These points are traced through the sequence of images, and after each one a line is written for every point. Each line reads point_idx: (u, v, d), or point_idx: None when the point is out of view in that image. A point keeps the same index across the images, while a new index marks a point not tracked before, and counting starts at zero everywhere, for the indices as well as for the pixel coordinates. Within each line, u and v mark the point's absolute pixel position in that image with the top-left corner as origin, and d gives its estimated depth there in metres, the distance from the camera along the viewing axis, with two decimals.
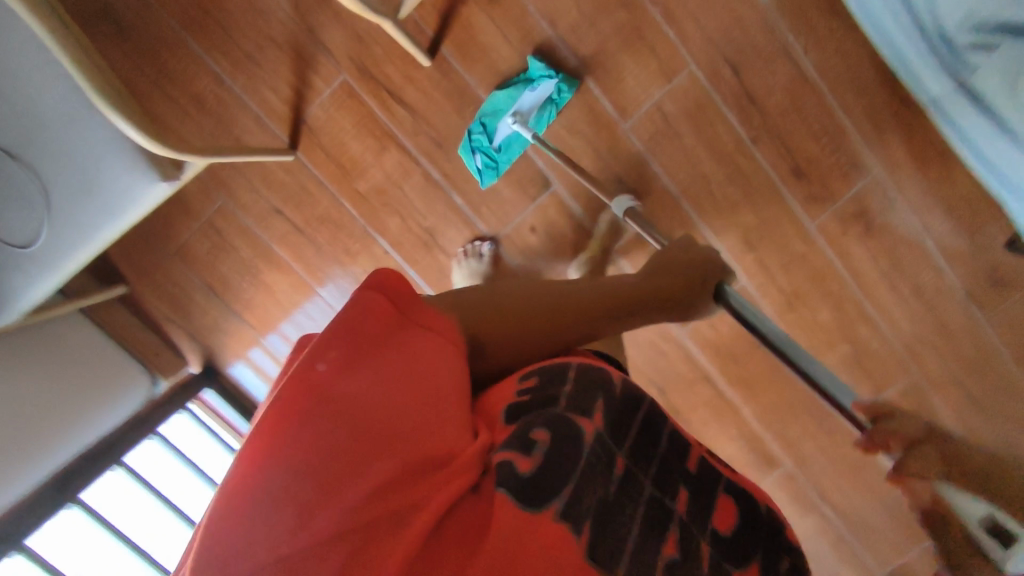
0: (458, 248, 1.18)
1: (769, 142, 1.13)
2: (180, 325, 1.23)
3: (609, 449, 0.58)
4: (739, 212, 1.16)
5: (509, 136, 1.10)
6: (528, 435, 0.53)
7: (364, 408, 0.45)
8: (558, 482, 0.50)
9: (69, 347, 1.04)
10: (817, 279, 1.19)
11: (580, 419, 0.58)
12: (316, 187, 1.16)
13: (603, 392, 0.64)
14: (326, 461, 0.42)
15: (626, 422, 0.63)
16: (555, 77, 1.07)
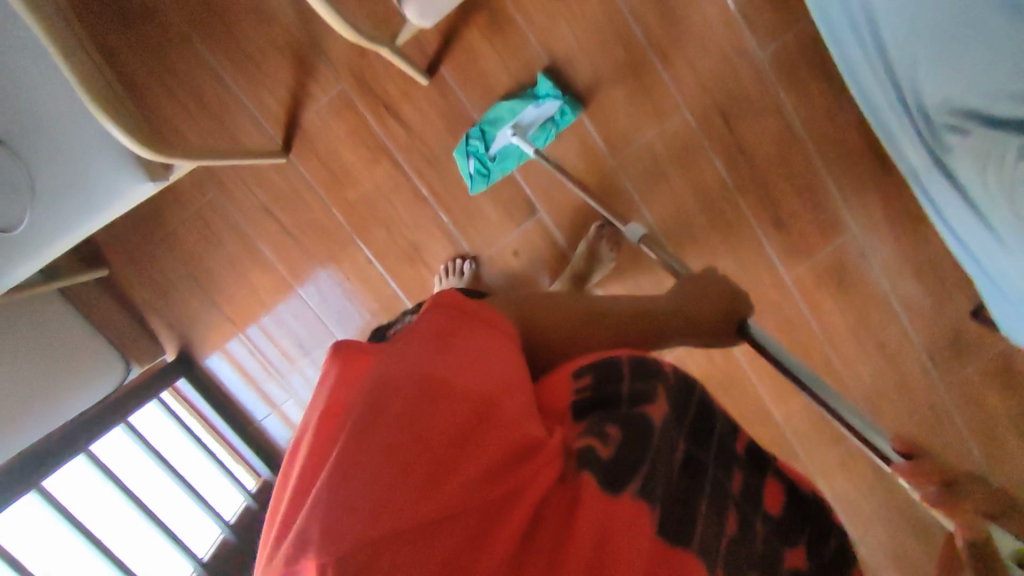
0: (441, 265, 1.19)
1: (753, 192, 1.15)
2: (159, 312, 1.24)
3: (672, 437, 0.56)
4: (718, 256, 1.18)
5: (507, 147, 1.11)
6: (600, 427, 0.51)
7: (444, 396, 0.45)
8: (634, 463, 0.49)
9: (43, 328, 1.03)
10: (788, 329, 1.21)
11: (647, 410, 0.56)
12: (306, 191, 1.18)
13: (662, 383, 0.61)
14: (408, 443, 0.42)
15: (684, 410, 0.62)
16: (560, 98, 1.08)
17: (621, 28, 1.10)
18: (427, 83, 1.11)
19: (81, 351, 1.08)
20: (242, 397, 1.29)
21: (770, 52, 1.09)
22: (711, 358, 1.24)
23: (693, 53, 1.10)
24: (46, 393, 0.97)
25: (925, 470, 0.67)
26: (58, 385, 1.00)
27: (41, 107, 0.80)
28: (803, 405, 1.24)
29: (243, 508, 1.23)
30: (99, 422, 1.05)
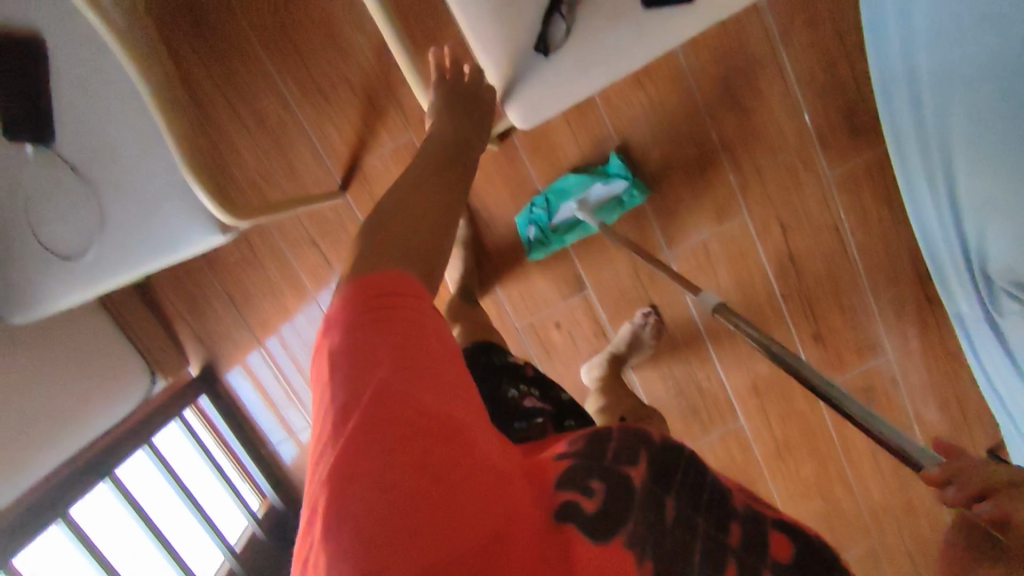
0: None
1: (797, 302, 1.18)
2: (191, 325, 1.23)
3: (660, 498, 0.52)
4: (755, 361, 1.20)
5: (569, 219, 1.11)
6: (583, 479, 0.50)
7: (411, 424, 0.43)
8: (622, 514, 0.48)
9: (84, 335, 1.03)
10: (807, 435, 1.24)
11: (629, 473, 0.52)
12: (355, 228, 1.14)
13: (645, 446, 0.56)
14: (396, 486, 0.42)
15: (671, 467, 0.55)
16: (628, 179, 1.08)
17: (696, 123, 1.10)
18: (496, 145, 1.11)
19: (109, 369, 1.05)
20: (259, 418, 1.30)
21: (837, 171, 1.10)
22: (730, 453, 1.28)
23: (763, 159, 1.11)
24: (70, 418, 0.95)
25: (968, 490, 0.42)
26: (84, 408, 0.97)
27: (123, 145, 0.78)
28: (811, 510, 1.29)
29: (249, 532, 1.26)
30: (121, 445, 1.05)
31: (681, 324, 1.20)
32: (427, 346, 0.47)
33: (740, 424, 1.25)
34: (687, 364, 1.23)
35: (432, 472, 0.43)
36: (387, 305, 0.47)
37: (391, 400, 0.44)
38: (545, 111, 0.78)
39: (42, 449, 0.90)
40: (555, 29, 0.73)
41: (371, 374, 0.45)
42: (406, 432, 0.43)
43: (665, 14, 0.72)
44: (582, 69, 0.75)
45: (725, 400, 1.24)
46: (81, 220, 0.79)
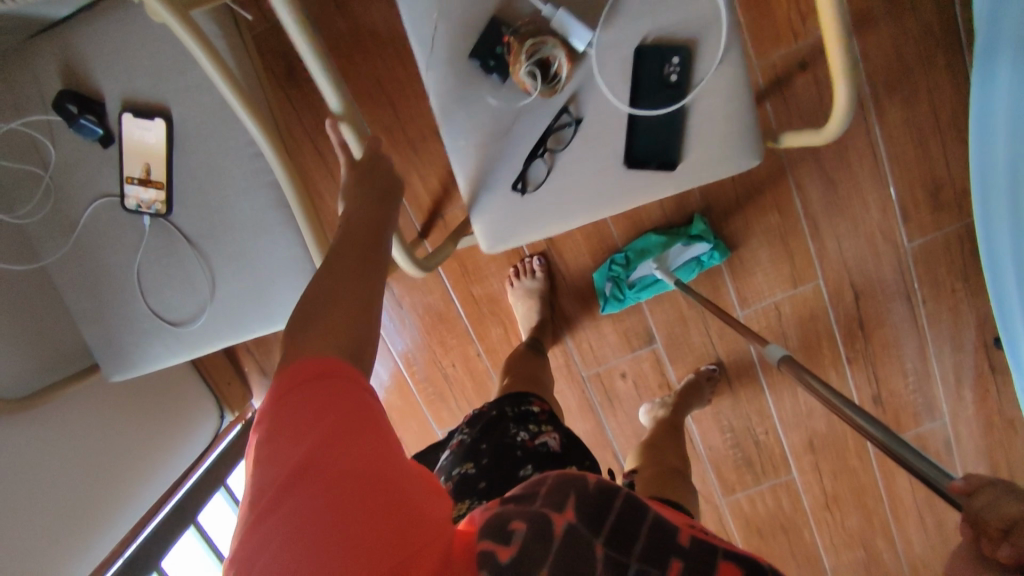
0: (510, 267, 1.15)
1: (863, 366, 1.19)
2: (258, 360, 1.21)
3: (586, 545, 0.51)
4: (815, 420, 1.20)
5: (647, 276, 1.12)
6: (505, 525, 0.51)
7: (342, 479, 0.43)
8: (539, 559, 0.49)
9: (167, 377, 1.06)
10: (857, 491, 1.25)
11: (552, 516, 0.52)
12: (431, 275, 1.16)
13: (578, 488, 0.56)
14: (320, 547, 0.41)
15: (605, 509, 0.55)
16: (711, 242, 1.09)
17: (780, 190, 1.11)
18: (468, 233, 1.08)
19: (181, 414, 1.06)
20: None
21: (918, 245, 1.11)
22: (779, 504, 1.28)
23: (844, 227, 1.12)
24: (130, 481, 0.93)
25: (985, 518, 0.42)
26: (147, 467, 0.96)
27: (239, 220, 0.78)
28: (852, 560, 1.30)
29: None
30: (200, 487, 1.07)
31: (747, 383, 1.20)
32: (347, 414, 0.46)
33: (793, 477, 1.25)
34: (749, 421, 1.23)
35: (364, 525, 0.42)
36: (317, 373, 0.47)
37: (322, 459, 0.44)
38: (513, 236, 0.83)
39: (110, 522, 0.89)
40: (535, 168, 0.79)
41: (301, 434, 0.45)
42: (336, 488, 0.43)
43: (642, 174, 0.78)
44: (559, 206, 0.80)
45: (780, 455, 1.24)
46: (194, 289, 0.81)
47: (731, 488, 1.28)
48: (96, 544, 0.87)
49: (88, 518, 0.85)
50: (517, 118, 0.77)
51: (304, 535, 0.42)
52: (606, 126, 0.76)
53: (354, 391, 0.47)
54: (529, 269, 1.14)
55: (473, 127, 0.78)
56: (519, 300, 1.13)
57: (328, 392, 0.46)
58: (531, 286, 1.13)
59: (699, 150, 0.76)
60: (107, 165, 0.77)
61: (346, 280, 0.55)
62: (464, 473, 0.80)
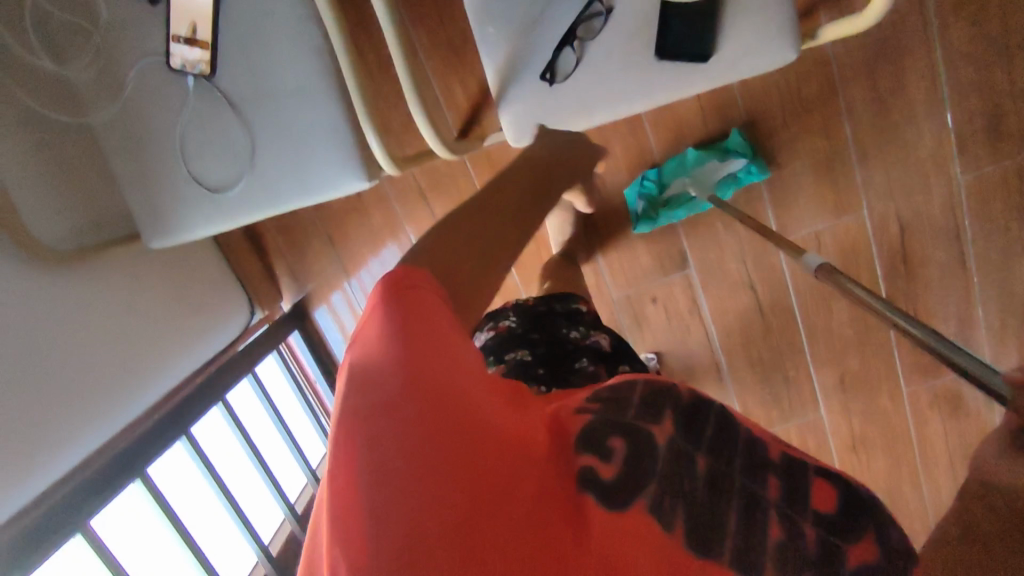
0: None
1: (903, 304, 1.15)
2: (290, 259, 1.26)
3: (689, 456, 0.48)
4: (848, 355, 1.18)
5: (680, 194, 1.09)
6: (603, 438, 0.48)
7: (414, 375, 0.46)
8: (643, 475, 0.46)
9: (201, 268, 1.08)
10: (887, 434, 1.22)
11: (652, 430, 0.49)
12: (466, 185, 1.16)
13: (673, 400, 0.53)
14: (412, 460, 0.43)
15: (698, 423, 0.51)
16: (748, 156, 1.05)
17: (829, 112, 1.07)
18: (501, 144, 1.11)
19: (209, 309, 1.06)
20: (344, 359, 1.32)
21: (971, 179, 1.06)
22: (804, 442, 1.27)
23: (893, 157, 1.07)
24: (160, 355, 0.92)
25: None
26: (174, 346, 0.95)
27: (283, 84, 0.79)
28: None
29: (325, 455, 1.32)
30: (233, 366, 1.07)
31: (779, 314, 1.17)
32: (433, 335, 0.49)
33: (822, 416, 1.23)
34: (779, 356, 1.21)
35: (434, 416, 0.45)
36: (399, 284, 0.52)
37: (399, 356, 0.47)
38: (537, 134, 0.78)
39: (142, 387, 0.88)
40: (564, 58, 0.74)
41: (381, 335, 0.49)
42: (408, 382, 0.46)
43: (674, 69, 0.73)
44: (585, 101, 0.75)
45: (809, 391, 1.22)
46: (235, 154, 0.82)
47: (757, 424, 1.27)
48: (129, 406, 0.86)
49: (117, 375, 0.84)
50: (548, 6, 0.73)
51: (376, 419, 0.45)
52: (637, 15, 0.72)
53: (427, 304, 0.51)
54: None
55: (505, 15, 0.74)
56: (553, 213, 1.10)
57: (412, 316, 0.49)
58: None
59: (733, 39, 0.71)
60: (156, 23, 0.79)
61: (470, 236, 0.61)
62: (517, 358, 0.80)
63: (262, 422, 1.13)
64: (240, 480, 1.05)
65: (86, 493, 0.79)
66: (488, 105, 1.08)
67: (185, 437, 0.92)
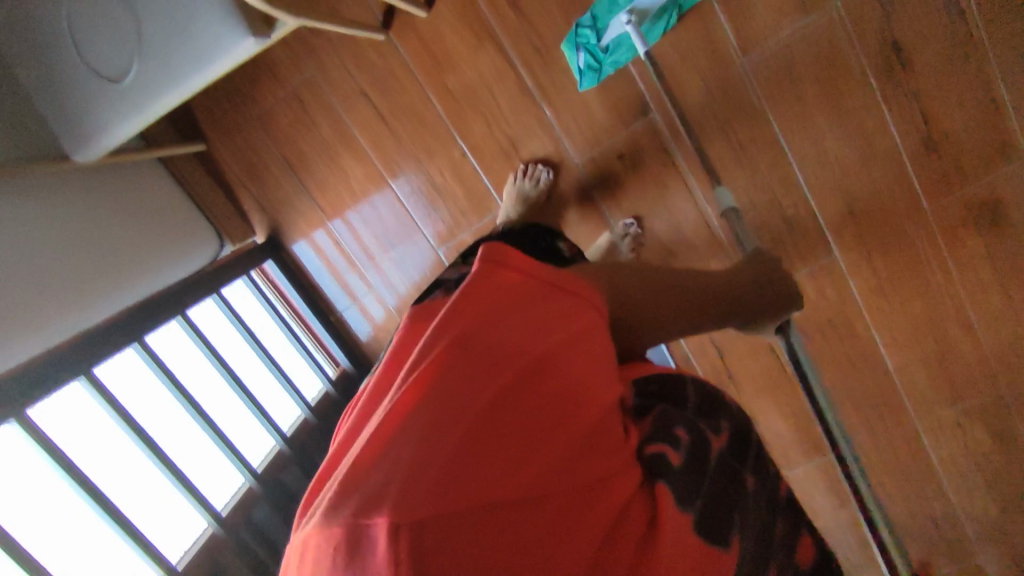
0: (519, 164, 1.13)
1: (904, 106, 0.99)
2: (254, 192, 1.26)
3: (737, 471, 0.54)
4: (849, 180, 1.04)
5: (620, 36, 0.99)
6: (669, 428, 0.52)
7: (521, 368, 0.44)
8: (702, 469, 0.50)
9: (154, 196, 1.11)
10: (918, 267, 1.06)
11: (711, 437, 0.55)
12: (404, 73, 1.11)
13: (725, 414, 0.60)
14: (492, 431, 0.40)
15: (746, 445, 0.58)
16: None
17: None
18: (426, 16, 1.06)
19: (172, 243, 1.09)
20: (325, 284, 1.31)
21: None
22: (824, 296, 1.11)
23: None
24: (108, 273, 0.93)
25: None
26: (127, 267, 0.97)
27: None
28: (920, 356, 1.11)
29: (322, 391, 1.28)
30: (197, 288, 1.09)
31: (760, 146, 1.05)
32: (537, 318, 0.48)
33: (838, 259, 1.08)
34: (773, 194, 1.07)
35: (522, 394, 0.43)
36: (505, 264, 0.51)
37: (512, 346, 0.45)
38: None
39: (90, 298, 0.89)
40: None
41: (495, 320, 0.46)
42: (511, 353, 0.45)
43: None
44: None
45: (816, 231, 1.08)
46: (124, 39, 0.80)
47: None
48: (73, 320, 0.87)
49: (52, 280, 0.84)
50: None
51: (475, 397, 0.41)
52: None
53: (556, 303, 0.50)
54: (534, 175, 1.11)
55: None
56: (511, 199, 1.12)
57: (514, 294, 0.49)
58: (531, 192, 1.11)
59: None
60: None
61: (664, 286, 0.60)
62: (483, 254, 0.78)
63: (236, 343, 1.13)
64: (210, 398, 1.03)
65: (25, 385, 0.79)
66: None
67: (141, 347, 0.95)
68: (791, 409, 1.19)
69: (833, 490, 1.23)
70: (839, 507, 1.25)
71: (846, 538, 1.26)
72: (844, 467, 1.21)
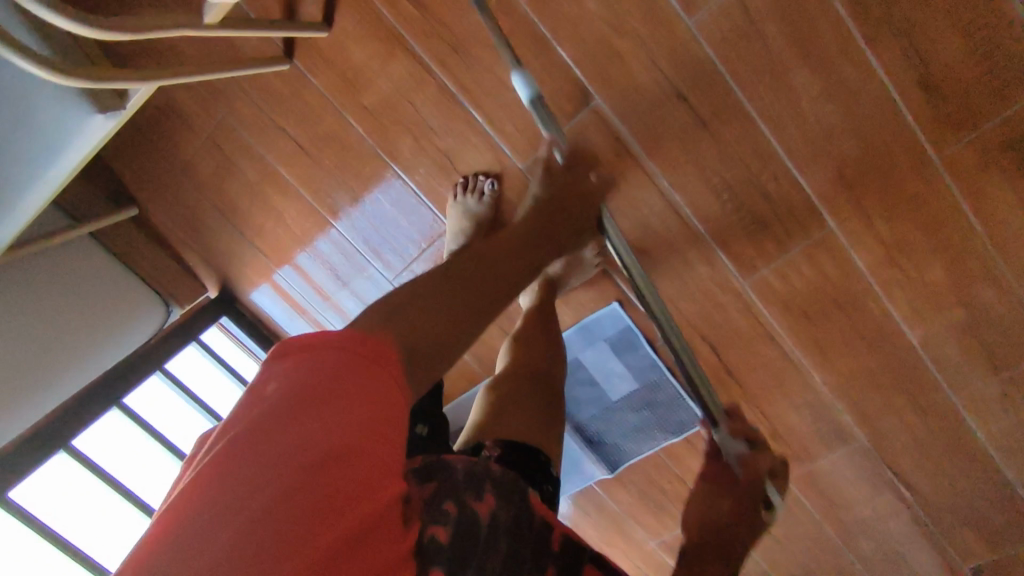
0: (458, 178, 1.01)
1: (891, 44, 0.82)
2: (195, 248, 1.18)
3: (506, 528, 0.53)
4: (837, 141, 0.88)
5: None
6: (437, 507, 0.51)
7: (308, 470, 0.37)
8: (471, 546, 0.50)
9: (92, 272, 1.06)
10: (932, 227, 0.90)
11: (477, 505, 0.53)
12: (317, 99, 1.00)
13: (491, 475, 0.57)
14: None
15: (521, 490, 0.58)
16: None
17: None
18: (327, 33, 0.94)
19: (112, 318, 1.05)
20: (291, 324, 1.25)
21: None
22: (824, 273, 0.96)
23: None
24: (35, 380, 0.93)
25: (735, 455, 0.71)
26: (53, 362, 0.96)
27: None
28: (948, 326, 0.96)
29: None
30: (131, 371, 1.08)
31: (725, 117, 0.90)
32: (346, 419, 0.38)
33: (832, 231, 0.93)
34: (748, 169, 0.92)
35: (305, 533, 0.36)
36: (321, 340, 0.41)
37: (306, 441, 0.37)
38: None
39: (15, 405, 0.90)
40: None
41: (290, 409, 0.38)
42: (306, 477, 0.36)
43: None
44: None
45: (804, 203, 0.93)
46: None
47: (752, 265, 0.98)
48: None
49: None
50: None
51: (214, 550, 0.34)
52: None
53: (367, 388, 0.40)
54: (477, 189, 0.99)
55: None
56: (455, 216, 1.00)
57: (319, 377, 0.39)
58: (476, 208, 0.99)
59: None
60: None
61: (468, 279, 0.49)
62: None
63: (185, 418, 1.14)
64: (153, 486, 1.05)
65: None
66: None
67: (68, 451, 0.97)
68: (802, 396, 1.07)
69: (866, 478, 1.11)
70: (875, 495, 1.12)
71: (888, 527, 1.13)
72: (874, 453, 1.08)
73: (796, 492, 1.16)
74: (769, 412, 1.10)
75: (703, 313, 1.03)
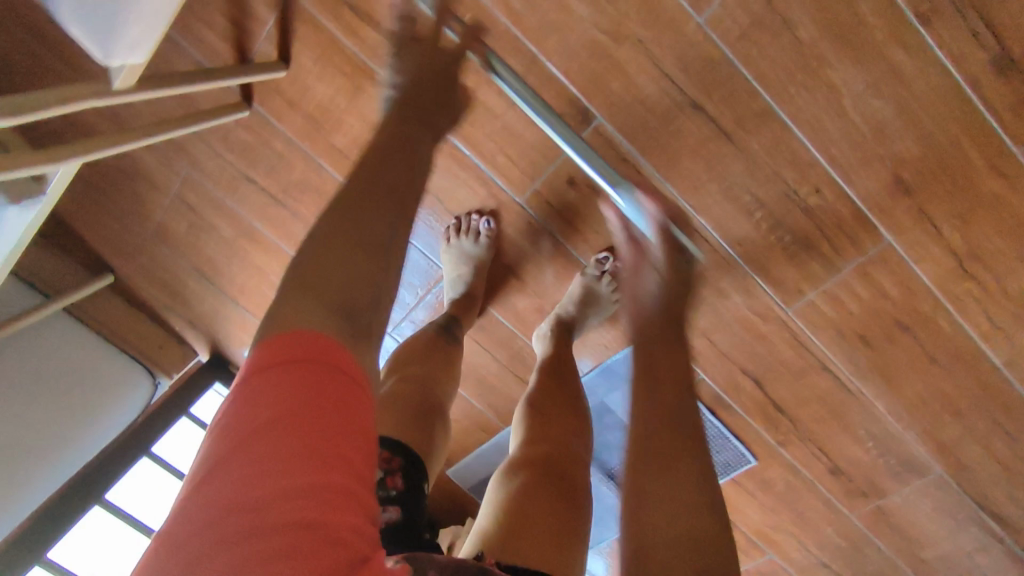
0: (450, 220, 0.91)
1: (952, 20, 0.67)
2: (179, 312, 1.09)
3: None
4: (890, 140, 0.73)
5: None
6: None
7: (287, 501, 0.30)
8: None
9: (64, 354, 0.99)
10: (1013, 230, 0.75)
11: None
12: (284, 146, 0.89)
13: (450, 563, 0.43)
14: None
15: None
16: None
17: None
18: (285, 73, 0.82)
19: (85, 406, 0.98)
20: None
21: None
22: (884, 292, 0.82)
23: None
24: None
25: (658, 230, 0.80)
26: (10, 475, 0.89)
27: None
28: None
29: None
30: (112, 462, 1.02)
31: (752, 125, 0.76)
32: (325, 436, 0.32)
33: (890, 244, 0.79)
34: (783, 179, 0.78)
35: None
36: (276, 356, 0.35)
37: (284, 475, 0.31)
38: (122, 22, 0.52)
39: None
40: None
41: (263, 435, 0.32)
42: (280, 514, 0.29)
43: None
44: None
45: (853, 214, 0.78)
46: None
47: (795, 289, 0.84)
48: None
49: None
50: None
51: None
52: None
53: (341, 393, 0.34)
54: (472, 229, 0.88)
55: None
56: (451, 262, 0.90)
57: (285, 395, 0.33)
58: (473, 251, 0.88)
59: None
60: None
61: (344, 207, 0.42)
62: None
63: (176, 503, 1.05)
64: None
65: None
66: (251, 35, 0.81)
67: (43, 565, 0.91)
68: (867, 430, 0.92)
69: (947, 513, 0.96)
70: (959, 531, 0.97)
71: (976, 563, 0.99)
72: (956, 487, 0.93)
73: (863, 529, 1.02)
74: (830, 449, 0.96)
75: (743, 343, 0.90)
